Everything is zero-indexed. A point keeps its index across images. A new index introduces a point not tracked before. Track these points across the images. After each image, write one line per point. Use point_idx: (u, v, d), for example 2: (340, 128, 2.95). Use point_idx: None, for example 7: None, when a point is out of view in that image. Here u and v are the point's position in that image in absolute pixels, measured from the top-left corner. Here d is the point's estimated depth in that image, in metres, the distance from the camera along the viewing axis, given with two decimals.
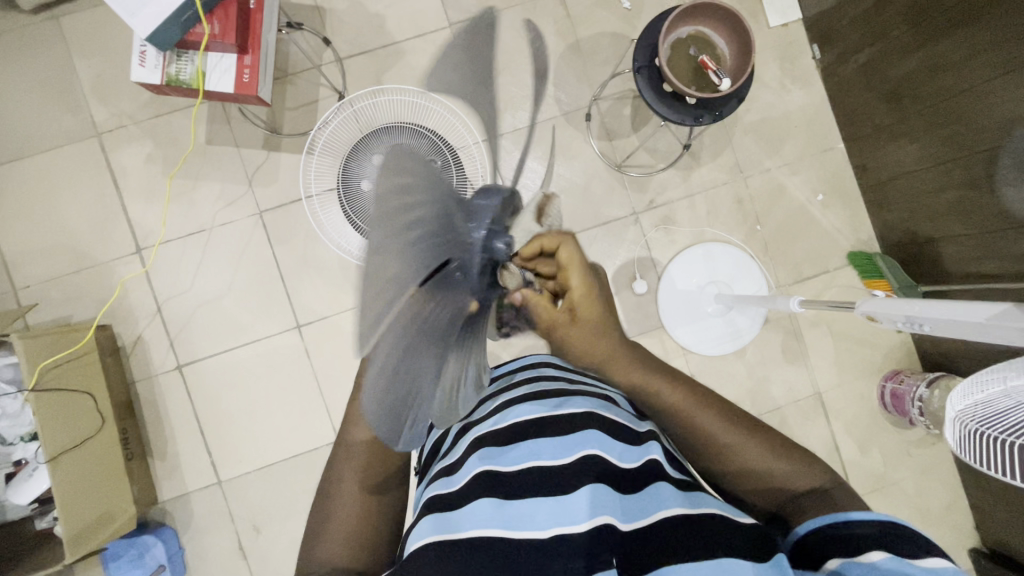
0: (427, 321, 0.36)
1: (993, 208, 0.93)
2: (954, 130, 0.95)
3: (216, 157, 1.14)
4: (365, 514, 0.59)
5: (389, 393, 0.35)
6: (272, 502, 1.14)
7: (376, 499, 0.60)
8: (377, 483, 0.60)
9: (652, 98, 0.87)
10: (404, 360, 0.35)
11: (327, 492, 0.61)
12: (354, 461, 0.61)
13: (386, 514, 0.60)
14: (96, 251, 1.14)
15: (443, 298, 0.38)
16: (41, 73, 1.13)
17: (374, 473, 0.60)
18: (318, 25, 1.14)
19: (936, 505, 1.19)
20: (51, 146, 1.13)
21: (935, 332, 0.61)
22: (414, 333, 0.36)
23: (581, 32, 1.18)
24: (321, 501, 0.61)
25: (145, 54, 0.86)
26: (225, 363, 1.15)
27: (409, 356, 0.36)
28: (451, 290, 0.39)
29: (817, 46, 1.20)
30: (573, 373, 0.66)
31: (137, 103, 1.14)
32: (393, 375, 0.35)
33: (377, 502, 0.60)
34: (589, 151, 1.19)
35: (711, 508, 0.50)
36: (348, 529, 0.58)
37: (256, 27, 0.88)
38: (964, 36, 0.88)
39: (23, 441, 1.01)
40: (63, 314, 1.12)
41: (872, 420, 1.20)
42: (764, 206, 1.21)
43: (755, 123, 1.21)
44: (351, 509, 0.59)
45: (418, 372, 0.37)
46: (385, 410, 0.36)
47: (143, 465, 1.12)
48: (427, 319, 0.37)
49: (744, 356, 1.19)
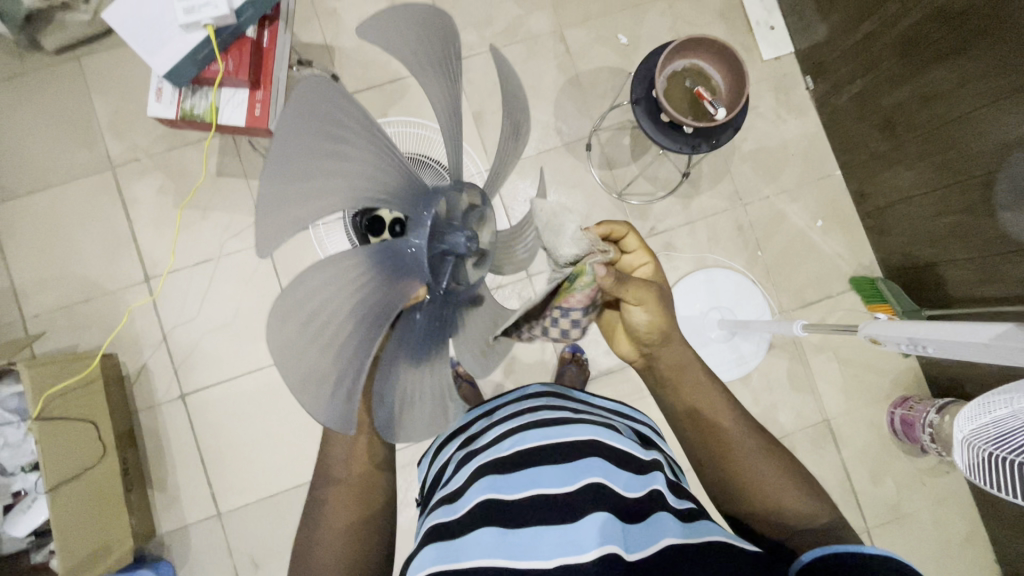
0: (354, 279, 0.35)
1: (993, 232, 0.94)
2: (949, 156, 0.97)
3: (226, 189, 1.17)
4: (353, 548, 0.57)
5: (292, 347, 0.33)
6: (272, 534, 1.12)
7: (365, 533, 0.58)
8: (365, 516, 0.59)
9: (651, 128, 0.90)
10: (316, 309, 0.34)
11: (309, 528, 0.59)
12: (336, 493, 0.59)
13: (374, 540, 0.59)
14: (105, 280, 1.16)
15: (379, 271, 0.37)
16: (60, 110, 1.17)
17: (358, 507, 0.59)
18: (327, 63, 1.19)
19: (954, 536, 1.15)
20: (66, 179, 1.16)
21: (939, 353, 0.61)
22: (330, 283, 0.34)
23: (581, 67, 1.22)
24: (304, 535, 0.59)
25: (162, 90, 0.89)
26: (228, 392, 1.15)
27: (320, 306, 0.34)
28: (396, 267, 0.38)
29: (810, 78, 1.23)
30: (577, 405, 0.66)
31: (151, 137, 1.17)
32: (297, 325, 0.33)
33: (366, 537, 0.58)
34: (590, 180, 1.21)
35: (716, 534, 0.49)
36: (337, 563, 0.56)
37: (269, 64, 0.91)
38: (954, 65, 0.90)
39: (23, 472, 1.00)
40: (70, 343, 1.13)
41: (883, 448, 1.18)
42: (764, 233, 1.22)
43: (753, 152, 1.23)
44: (335, 543, 0.57)
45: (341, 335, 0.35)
46: (295, 367, 0.33)
47: (143, 496, 1.10)
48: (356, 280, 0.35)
49: (750, 382, 1.18)
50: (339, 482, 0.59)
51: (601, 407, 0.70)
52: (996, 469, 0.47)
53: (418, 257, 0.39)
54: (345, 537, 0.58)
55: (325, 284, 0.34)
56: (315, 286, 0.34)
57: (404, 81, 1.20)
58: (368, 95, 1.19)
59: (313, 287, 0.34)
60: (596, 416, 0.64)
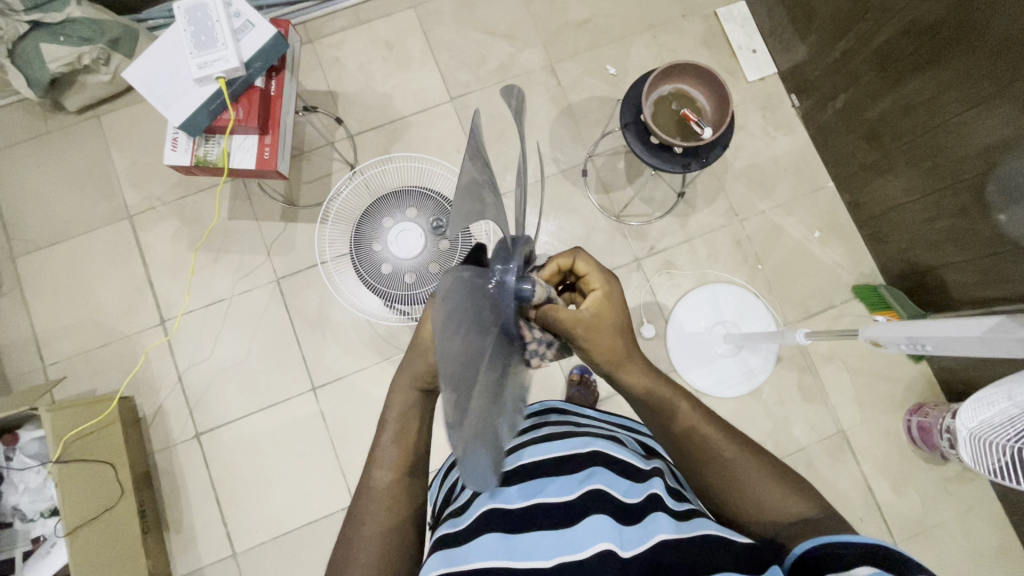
0: (469, 295, 0.40)
1: (989, 232, 0.95)
2: (935, 162, 0.99)
3: (237, 231, 1.22)
4: (386, 560, 0.58)
5: (439, 340, 0.36)
6: (287, 573, 1.11)
7: (397, 546, 0.59)
8: (400, 527, 0.61)
9: (641, 150, 0.93)
10: (450, 312, 0.38)
11: (344, 544, 0.60)
12: (379, 504, 0.61)
13: (404, 559, 0.59)
14: (122, 324, 1.19)
15: (484, 301, 0.42)
16: (81, 165, 1.23)
17: (398, 519, 0.61)
18: (332, 107, 1.25)
19: (986, 547, 1.11)
20: (86, 230, 1.22)
21: (939, 351, 0.62)
22: (457, 297, 0.39)
23: (573, 98, 1.28)
24: (338, 554, 0.59)
25: (177, 140, 0.95)
26: (242, 429, 1.16)
27: (452, 313, 0.38)
28: (491, 301, 0.43)
29: (794, 96, 1.28)
30: (580, 420, 0.68)
31: (166, 185, 1.23)
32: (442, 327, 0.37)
33: (399, 550, 0.59)
34: (588, 205, 1.24)
35: (706, 530, 0.50)
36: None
37: (277, 111, 0.97)
38: (931, 75, 0.94)
39: (42, 517, 1.01)
40: (88, 387, 1.16)
41: (903, 457, 1.15)
42: (763, 246, 1.24)
43: (745, 169, 1.27)
44: (370, 557, 0.58)
45: (462, 346, 0.38)
46: (443, 360, 0.36)
47: (159, 539, 1.11)
48: (471, 297, 0.41)
49: (760, 396, 1.18)
50: (381, 492, 0.62)
51: (607, 422, 0.71)
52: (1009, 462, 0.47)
53: (505, 300, 0.45)
54: (377, 553, 0.58)
55: (457, 293, 0.39)
56: (449, 298, 0.38)
57: (404, 120, 1.25)
58: (371, 135, 1.24)
59: (448, 295, 0.38)
60: (599, 429, 0.65)
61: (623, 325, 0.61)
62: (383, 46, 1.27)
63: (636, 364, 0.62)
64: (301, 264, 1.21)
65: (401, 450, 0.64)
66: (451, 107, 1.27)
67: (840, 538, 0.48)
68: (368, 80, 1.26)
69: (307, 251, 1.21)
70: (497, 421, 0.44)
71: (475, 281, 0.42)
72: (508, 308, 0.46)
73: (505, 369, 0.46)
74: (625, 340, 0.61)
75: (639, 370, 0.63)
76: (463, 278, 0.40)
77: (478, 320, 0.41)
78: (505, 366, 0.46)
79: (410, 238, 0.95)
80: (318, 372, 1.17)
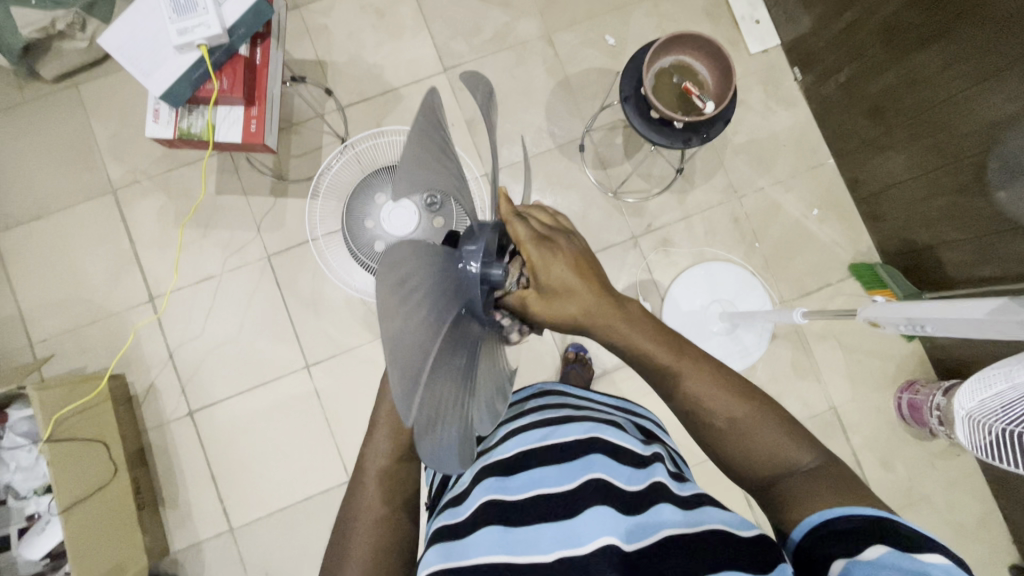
0: (433, 271, 0.40)
1: (987, 211, 0.94)
2: (938, 139, 0.97)
3: (226, 206, 1.19)
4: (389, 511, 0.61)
5: (396, 306, 0.35)
6: (284, 548, 1.12)
7: (393, 524, 0.60)
8: (399, 487, 0.62)
9: (641, 125, 0.91)
10: (409, 291, 0.36)
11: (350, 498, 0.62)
12: (373, 492, 0.61)
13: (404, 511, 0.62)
14: (110, 302, 1.17)
15: (445, 278, 0.42)
16: (61, 137, 1.19)
17: (393, 506, 0.61)
18: (320, 78, 1.21)
19: (969, 520, 1.14)
20: (69, 204, 1.18)
21: (938, 331, 0.61)
22: (421, 269, 0.38)
23: (570, 69, 1.24)
24: (335, 544, 0.59)
25: (159, 111, 0.91)
26: (236, 406, 1.16)
27: (414, 285, 0.37)
28: (454, 282, 0.43)
29: (797, 69, 1.24)
30: (578, 402, 0.67)
31: (150, 158, 1.19)
32: (402, 298, 0.36)
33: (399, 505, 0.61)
34: (585, 180, 1.22)
35: (713, 523, 0.49)
36: (367, 567, 0.56)
37: (262, 80, 0.93)
38: (938, 49, 0.91)
39: (36, 495, 1.00)
40: (77, 365, 1.15)
41: (893, 433, 1.17)
42: (761, 224, 1.23)
43: (745, 145, 1.24)
44: (367, 545, 0.58)
45: (422, 320, 0.38)
46: (398, 330, 0.34)
47: (155, 515, 1.11)
48: (434, 273, 0.40)
49: (754, 373, 1.19)
50: (376, 480, 0.62)
51: (604, 402, 0.71)
52: (1003, 442, 0.47)
53: (470, 283, 0.45)
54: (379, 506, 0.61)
55: (419, 272, 0.38)
56: (414, 271, 0.37)
57: (396, 92, 1.21)
58: (361, 107, 1.20)
59: (410, 263, 0.37)
60: (598, 412, 0.65)
61: (581, 280, 0.54)
62: (373, 13, 1.22)
63: (611, 316, 0.56)
64: (292, 240, 1.18)
65: (396, 438, 0.63)
66: (445, 78, 1.23)
67: (834, 511, 0.47)
68: (358, 49, 1.22)
69: (298, 227, 1.18)
70: (455, 402, 0.43)
71: (440, 257, 0.42)
72: (473, 292, 0.45)
73: (467, 351, 0.46)
74: (589, 297, 0.54)
75: (633, 329, 0.57)
76: (428, 253, 0.39)
77: (438, 294, 0.40)
78: (468, 346, 0.46)
79: (404, 215, 0.91)
80: (310, 350, 1.16)
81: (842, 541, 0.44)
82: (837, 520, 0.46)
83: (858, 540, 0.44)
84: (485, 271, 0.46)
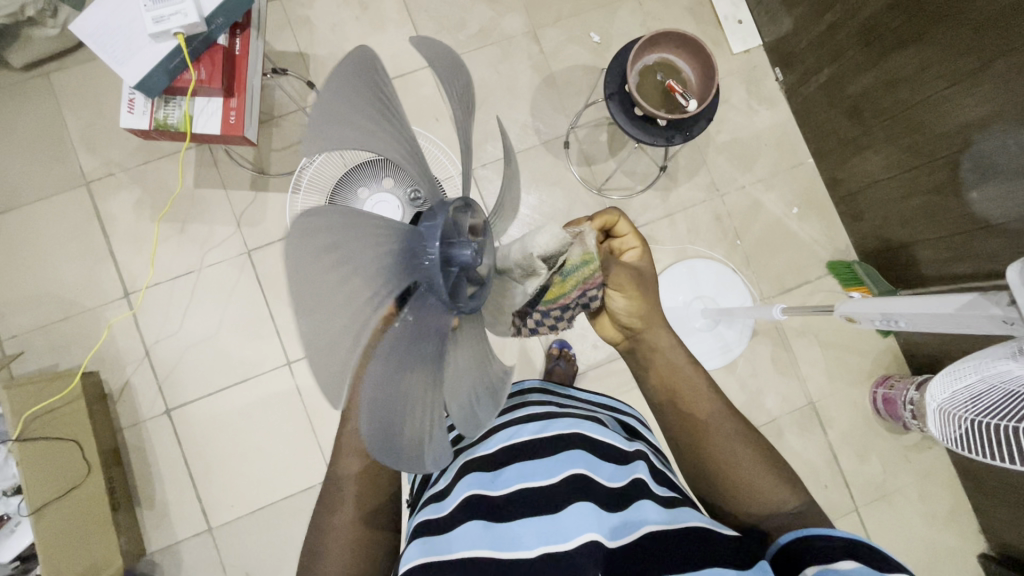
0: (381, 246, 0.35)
1: (960, 211, 0.97)
2: (914, 139, 1.00)
3: (204, 200, 1.16)
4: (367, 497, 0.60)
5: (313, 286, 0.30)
6: (265, 547, 1.11)
7: (372, 509, 0.60)
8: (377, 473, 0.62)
9: (625, 122, 0.91)
10: (339, 273, 0.32)
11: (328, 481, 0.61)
12: (348, 492, 0.60)
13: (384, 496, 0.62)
14: (84, 297, 1.14)
15: (398, 260, 0.36)
16: (31, 127, 1.15)
17: (368, 508, 0.60)
18: (302, 70, 1.19)
19: (940, 510, 1.18)
20: (39, 196, 1.15)
21: (911, 327, 0.64)
22: (356, 242, 0.33)
23: (555, 66, 1.24)
24: (312, 544, 0.59)
25: (134, 101, 0.89)
26: (215, 404, 1.13)
27: (350, 263, 0.33)
28: (410, 262, 0.38)
29: (779, 70, 1.26)
30: (562, 399, 0.67)
31: (125, 150, 1.16)
32: (327, 275, 0.31)
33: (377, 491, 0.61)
34: (570, 177, 1.22)
35: (694, 522, 0.50)
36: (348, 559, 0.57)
37: (242, 72, 0.91)
38: (915, 51, 0.93)
39: (5, 496, 0.97)
40: (49, 363, 1.11)
41: (869, 427, 1.20)
42: (742, 222, 1.24)
43: (727, 143, 1.26)
44: (343, 547, 0.58)
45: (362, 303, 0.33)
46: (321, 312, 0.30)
47: (131, 515, 1.09)
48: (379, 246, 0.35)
49: (735, 369, 1.20)
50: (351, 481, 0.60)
51: (588, 400, 0.71)
52: (974, 432, 0.48)
53: (433, 267, 0.39)
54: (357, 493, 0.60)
55: (356, 252, 0.33)
56: (347, 246, 0.33)
57: None
58: None
59: (339, 227, 0.32)
60: (582, 409, 0.65)
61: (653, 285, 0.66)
62: (356, 6, 1.21)
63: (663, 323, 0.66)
64: (273, 235, 1.16)
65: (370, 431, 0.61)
66: (430, 73, 1.22)
67: (818, 529, 0.49)
68: (340, 42, 1.20)
69: (279, 221, 1.16)
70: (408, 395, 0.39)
71: (390, 230, 0.36)
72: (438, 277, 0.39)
73: (433, 339, 0.41)
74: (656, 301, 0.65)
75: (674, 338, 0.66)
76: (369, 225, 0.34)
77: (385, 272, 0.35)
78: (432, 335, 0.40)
79: (387, 210, 0.92)
80: (292, 347, 1.15)
81: (818, 550, 0.47)
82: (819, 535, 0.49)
83: (833, 554, 0.46)
84: (450, 252, 0.40)
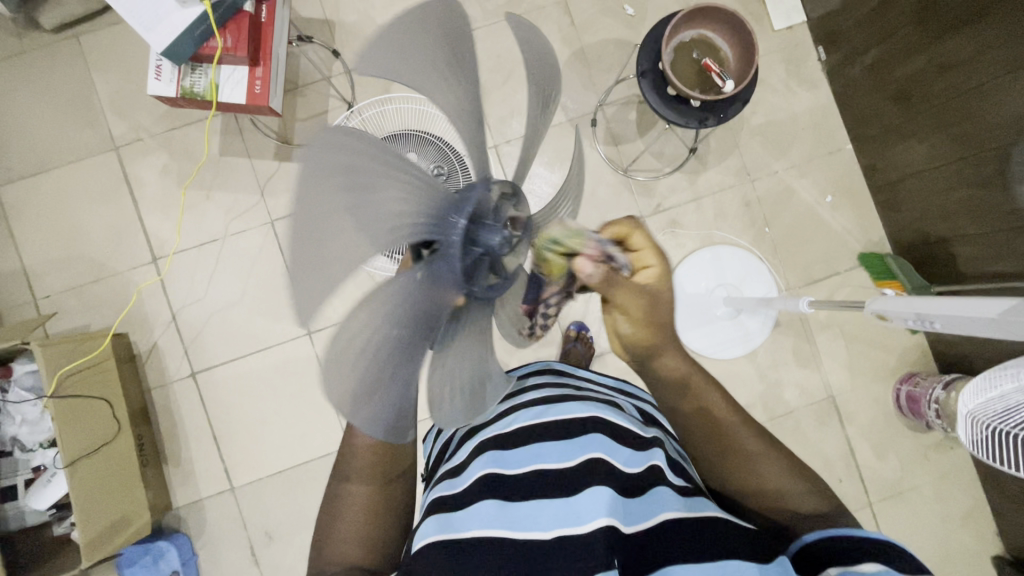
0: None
1: (1005, 206, 0.92)
2: (963, 129, 0.94)
3: (230, 169, 1.17)
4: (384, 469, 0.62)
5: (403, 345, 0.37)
6: (283, 508, 1.15)
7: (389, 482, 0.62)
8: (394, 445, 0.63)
9: (658, 102, 0.87)
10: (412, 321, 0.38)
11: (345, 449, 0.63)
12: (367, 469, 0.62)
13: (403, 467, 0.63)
14: (113, 261, 1.17)
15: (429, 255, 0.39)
16: (62, 90, 1.16)
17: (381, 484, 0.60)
18: (327, 37, 1.17)
19: (957, 511, 1.16)
20: (70, 159, 1.17)
21: (947, 329, 0.61)
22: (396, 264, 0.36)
23: (587, 39, 1.19)
24: (330, 505, 0.62)
25: (161, 68, 0.89)
26: (238, 370, 1.16)
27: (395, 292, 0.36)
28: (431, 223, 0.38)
29: (822, 48, 1.20)
30: (579, 382, 0.68)
31: (154, 116, 1.17)
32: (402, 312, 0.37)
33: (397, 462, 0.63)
34: (596, 157, 1.19)
35: (710, 513, 0.51)
36: (365, 526, 0.60)
37: (268, 40, 0.90)
38: (972, 33, 0.88)
39: (42, 448, 1.03)
40: (81, 323, 1.15)
41: (889, 424, 1.18)
42: (772, 208, 1.20)
43: (762, 126, 1.21)
44: (355, 512, 0.60)
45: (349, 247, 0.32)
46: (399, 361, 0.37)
47: (158, 471, 1.14)
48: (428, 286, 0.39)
49: (755, 358, 1.18)
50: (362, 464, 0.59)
51: (602, 383, 0.71)
52: (1005, 444, 0.46)
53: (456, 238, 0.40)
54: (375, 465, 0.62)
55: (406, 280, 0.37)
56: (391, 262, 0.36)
57: None
58: (369, 71, 1.17)
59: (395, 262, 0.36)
60: (598, 393, 0.66)
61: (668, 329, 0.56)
62: None
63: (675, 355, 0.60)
64: None
65: None
66: None
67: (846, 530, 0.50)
68: (367, 9, 1.17)
69: None
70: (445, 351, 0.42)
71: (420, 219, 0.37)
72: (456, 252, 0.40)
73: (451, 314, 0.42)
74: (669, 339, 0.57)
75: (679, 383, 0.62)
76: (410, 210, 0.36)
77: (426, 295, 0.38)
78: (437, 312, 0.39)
79: None
80: None
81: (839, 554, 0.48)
82: (849, 536, 0.49)
83: (857, 557, 0.47)
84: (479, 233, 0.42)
